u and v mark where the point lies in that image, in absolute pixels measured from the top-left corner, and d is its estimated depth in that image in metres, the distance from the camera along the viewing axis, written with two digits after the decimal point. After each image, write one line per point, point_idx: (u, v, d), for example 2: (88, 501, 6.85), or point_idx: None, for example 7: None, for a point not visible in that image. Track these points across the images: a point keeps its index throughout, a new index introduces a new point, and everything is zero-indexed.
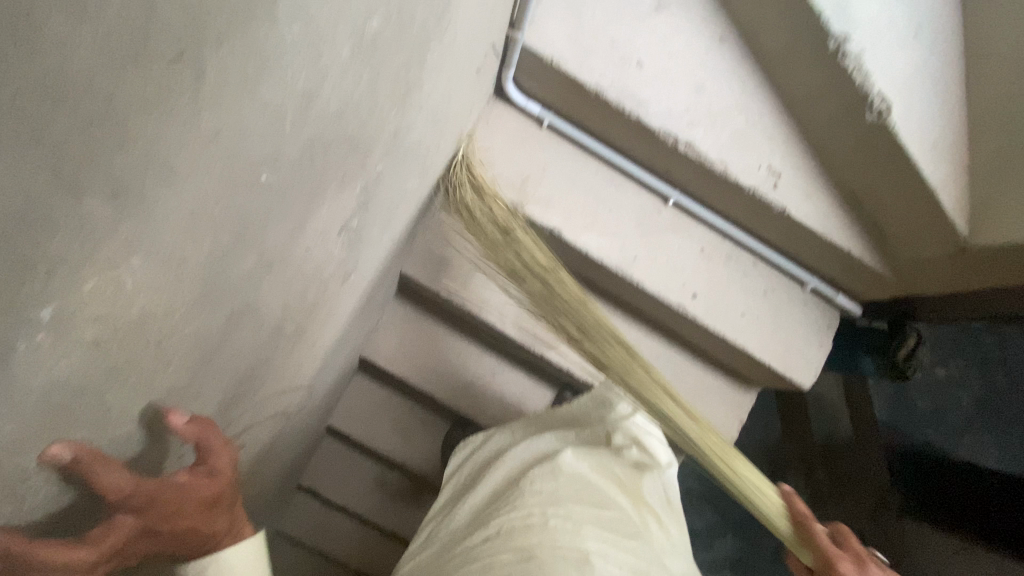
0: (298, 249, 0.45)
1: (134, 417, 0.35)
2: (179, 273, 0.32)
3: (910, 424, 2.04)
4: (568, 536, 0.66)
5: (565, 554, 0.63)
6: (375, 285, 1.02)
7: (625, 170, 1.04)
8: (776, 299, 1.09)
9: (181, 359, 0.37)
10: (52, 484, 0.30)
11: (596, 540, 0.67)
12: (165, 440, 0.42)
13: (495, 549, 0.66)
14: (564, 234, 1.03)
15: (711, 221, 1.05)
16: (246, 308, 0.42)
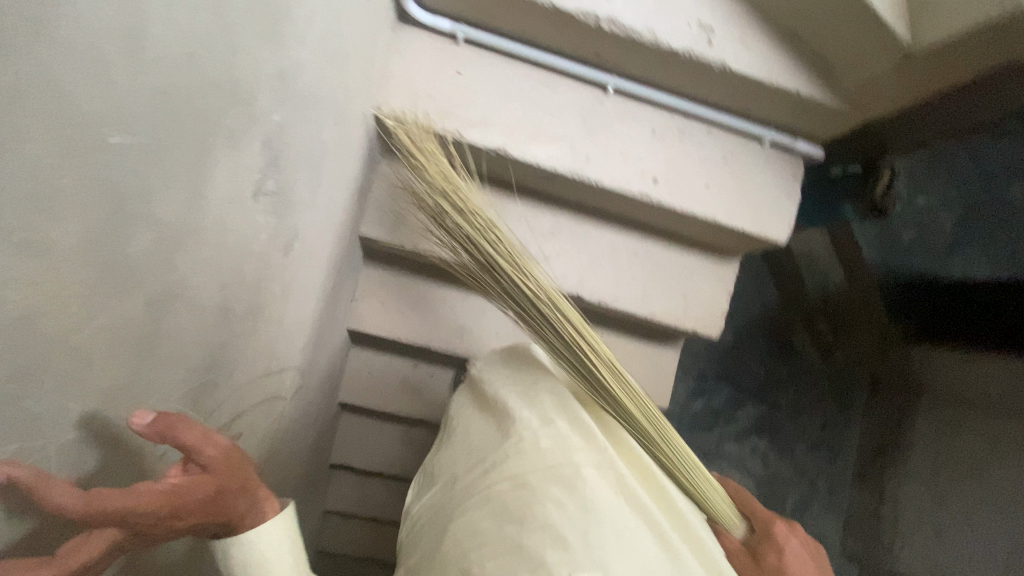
0: (204, 219, 0.44)
1: (74, 422, 0.37)
2: (54, 258, 0.31)
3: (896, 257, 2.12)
4: (556, 456, 0.64)
5: (557, 474, 0.62)
6: (338, 254, 1.00)
7: (555, 67, 0.98)
8: (738, 163, 1.06)
9: (105, 349, 0.37)
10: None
11: (586, 456, 0.65)
12: (129, 439, 0.43)
13: (486, 478, 0.66)
14: (510, 150, 0.99)
15: (657, 100, 1.01)
16: (164, 289, 0.41)
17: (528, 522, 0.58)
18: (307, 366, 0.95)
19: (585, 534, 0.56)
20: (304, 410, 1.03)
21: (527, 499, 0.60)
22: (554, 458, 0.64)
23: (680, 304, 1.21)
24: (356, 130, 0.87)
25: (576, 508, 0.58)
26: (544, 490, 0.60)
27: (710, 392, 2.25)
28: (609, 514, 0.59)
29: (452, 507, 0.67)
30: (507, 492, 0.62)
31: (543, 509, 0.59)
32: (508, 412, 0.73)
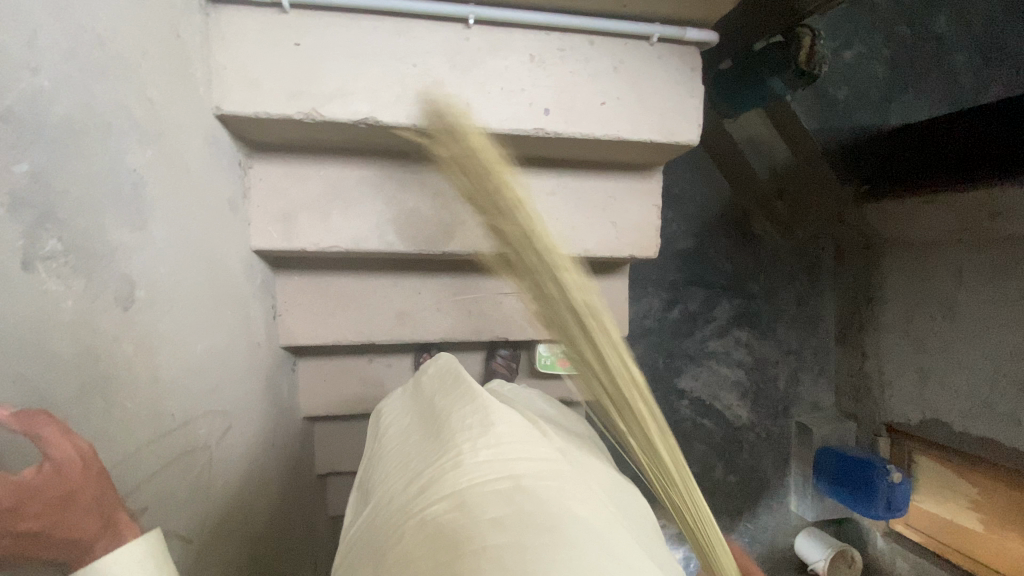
0: None
1: None
2: None
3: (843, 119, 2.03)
4: (498, 468, 0.66)
5: (495, 487, 0.63)
6: (231, 275, 0.91)
7: (403, 11, 0.87)
8: (630, 69, 0.98)
9: None
10: None
11: (528, 463, 0.66)
12: None
13: (425, 498, 0.66)
14: (380, 117, 0.89)
15: (526, 20, 0.91)
16: None
17: (466, 547, 0.57)
18: (233, 401, 0.89)
19: (521, 547, 0.56)
20: (252, 442, 0.99)
21: (465, 519, 0.60)
22: (491, 473, 0.65)
23: (612, 231, 1.15)
24: (193, 139, 0.77)
25: (512, 523, 0.59)
26: (481, 508, 0.61)
27: (687, 298, 2.19)
28: (546, 522, 0.59)
29: (390, 532, 0.66)
30: (446, 513, 0.62)
31: (479, 528, 0.59)
32: (450, 428, 0.74)
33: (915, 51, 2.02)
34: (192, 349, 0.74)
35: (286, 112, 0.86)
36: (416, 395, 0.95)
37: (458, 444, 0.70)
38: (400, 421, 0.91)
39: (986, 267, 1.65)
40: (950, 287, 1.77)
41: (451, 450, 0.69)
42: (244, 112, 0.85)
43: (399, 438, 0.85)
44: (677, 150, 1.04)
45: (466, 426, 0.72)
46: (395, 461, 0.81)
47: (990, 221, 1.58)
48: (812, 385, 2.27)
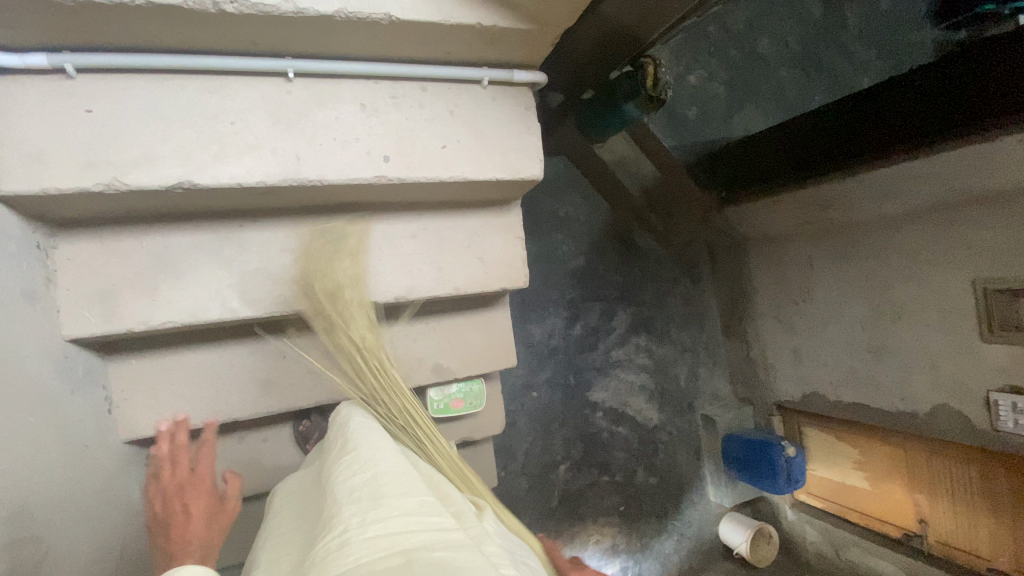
0: None
1: None
2: None
3: (694, 135, 2.25)
4: (385, 541, 0.58)
5: (380, 562, 0.55)
6: (31, 375, 0.78)
7: (211, 68, 0.82)
8: (465, 112, 1.00)
9: None
10: None
11: (419, 534, 0.59)
12: None
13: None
14: (198, 180, 0.82)
15: (350, 71, 0.90)
16: None
17: None
18: (48, 525, 0.76)
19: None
20: (86, 565, 0.84)
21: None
22: (380, 546, 0.57)
23: (478, 266, 1.16)
24: None
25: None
26: None
27: (581, 316, 2.23)
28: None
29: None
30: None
31: None
32: (338, 507, 0.66)
33: (749, 71, 2.23)
34: None
35: (81, 185, 0.77)
36: (311, 490, 0.87)
37: (345, 522, 0.62)
38: (294, 519, 0.82)
39: (830, 252, 1.89)
40: (806, 272, 1.99)
41: (337, 530, 0.61)
42: (27, 190, 0.75)
43: (290, 539, 0.76)
44: (525, 184, 1.08)
45: (357, 504, 0.65)
46: (279, 564, 0.70)
47: (828, 210, 1.79)
48: (707, 379, 2.41)
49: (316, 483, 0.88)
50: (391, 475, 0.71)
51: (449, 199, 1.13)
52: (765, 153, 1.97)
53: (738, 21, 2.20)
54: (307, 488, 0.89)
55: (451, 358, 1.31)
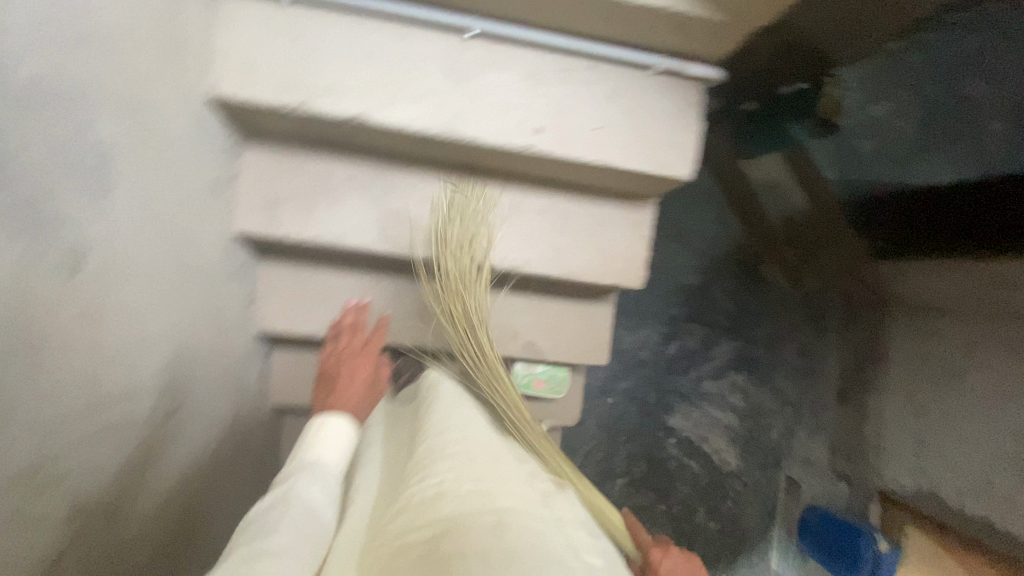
0: None
1: None
2: None
3: (862, 172, 2.00)
4: (482, 498, 0.60)
5: (478, 517, 0.56)
6: (205, 257, 0.91)
7: (404, 16, 0.88)
8: (628, 98, 0.97)
9: None
10: None
11: (513, 500, 0.61)
12: None
13: (403, 527, 0.59)
14: (370, 117, 0.89)
15: (527, 38, 0.91)
16: None
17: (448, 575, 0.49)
18: (189, 383, 0.89)
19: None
20: (205, 430, 0.97)
21: (447, 548, 0.52)
22: (479, 505, 0.58)
23: (599, 257, 1.14)
24: (177, 117, 0.77)
25: (503, 556, 0.51)
26: (464, 534, 0.54)
27: (681, 336, 2.12)
28: (537, 559, 0.52)
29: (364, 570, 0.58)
30: (425, 543, 0.54)
31: (462, 559, 0.51)
32: (430, 460, 0.68)
33: (968, 103, 1.75)
34: (145, 323, 0.74)
35: (278, 103, 0.87)
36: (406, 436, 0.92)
37: (440, 475, 0.64)
38: (388, 459, 0.87)
39: (989, 330, 1.54)
40: (948, 353, 1.67)
41: (431, 480, 0.64)
42: (238, 98, 0.86)
43: (384, 481, 0.81)
44: (669, 184, 1.03)
45: (450, 459, 0.68)
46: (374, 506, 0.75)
47: (1000, 291, 1.46)
48: (804, 441, 2.17)
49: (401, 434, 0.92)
50: (480, 441, 0.73)
51: (587, 184, 1.12)
52: (938, 206, 1.68)
53: (998, 34, 1.66)
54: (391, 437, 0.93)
55: (545, 340, 1.31)
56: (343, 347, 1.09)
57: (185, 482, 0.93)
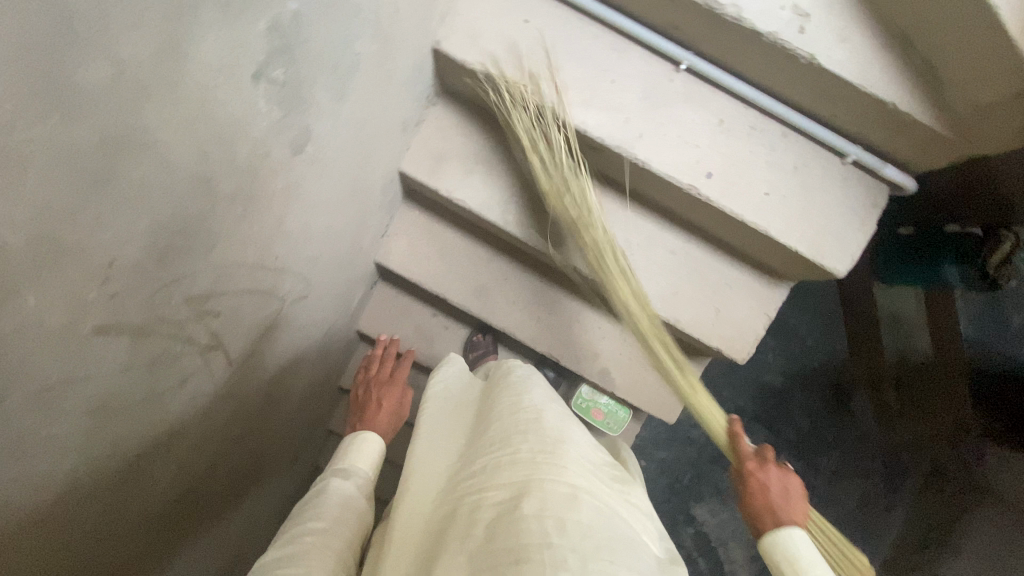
0: (210, 100, 0.47)
1: (53, 274, 0.41)
2: (68, 116, 0.35)
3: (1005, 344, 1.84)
4: (556, 469, 0.63)
5: (554, 488, 0.60)
6: (373, 182, 1.01)
7: (628, 32, 0.93)
8: (808, 176, 0.95)
9: (102, 209, 0.42)
10: (31, 296, 0.40)
11: (585, 478, 0.64)
12: (106, 298, 0.47)
13: (481, 484, 0.63)
14: (560, 111, 0.94)
15: (733, 87, 0.92)
16: (151, 153, 0.44)
17: (524, 535, 0.53)
18: (317, 282, 0.98)
19: (583, 555, 0.53)
20: (307, 327, 1.06)
21: (523, 509, 0.56)
22: (553, 474, 0.61)
23: (711, 317, 1.11)
24: (408, 56, 0.86)
25: (576, 530, 0.55)
26: (541, 502, 0.57)
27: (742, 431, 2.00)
28: (606, 538, 0.56)
29: (434, 526, 0.63)
30: (501, 505, 0.59)
31: (540, 526, 0.54)
32: (507, 428, 0.72)
33: None
34: (316, 216, 0.83)
35: (487, 71, 0.94)
36: (483, 392, 0.95)
37: (517, 442, 0.67)
38: (458, 409, 0.90)
39: None
40: None
41: (510, 446, 0.67)
42: (456, 57, 0.94)
43: (452, 425, 0.84)
44: (817, 272, 0.99)
45: (523, 429, 0.71)
46: (444, 441, 0.78)
47: None
48: None
49: (475, 393, 0.97)
50: (554, 417, 0.76)
51: (727, 243, 1.10)
52: None
53: None
54: (462, 390, 0.97)
55: (620, 375, 1.30)
56: (373, 379, 1.12)
57: (278, 366, 1.01)
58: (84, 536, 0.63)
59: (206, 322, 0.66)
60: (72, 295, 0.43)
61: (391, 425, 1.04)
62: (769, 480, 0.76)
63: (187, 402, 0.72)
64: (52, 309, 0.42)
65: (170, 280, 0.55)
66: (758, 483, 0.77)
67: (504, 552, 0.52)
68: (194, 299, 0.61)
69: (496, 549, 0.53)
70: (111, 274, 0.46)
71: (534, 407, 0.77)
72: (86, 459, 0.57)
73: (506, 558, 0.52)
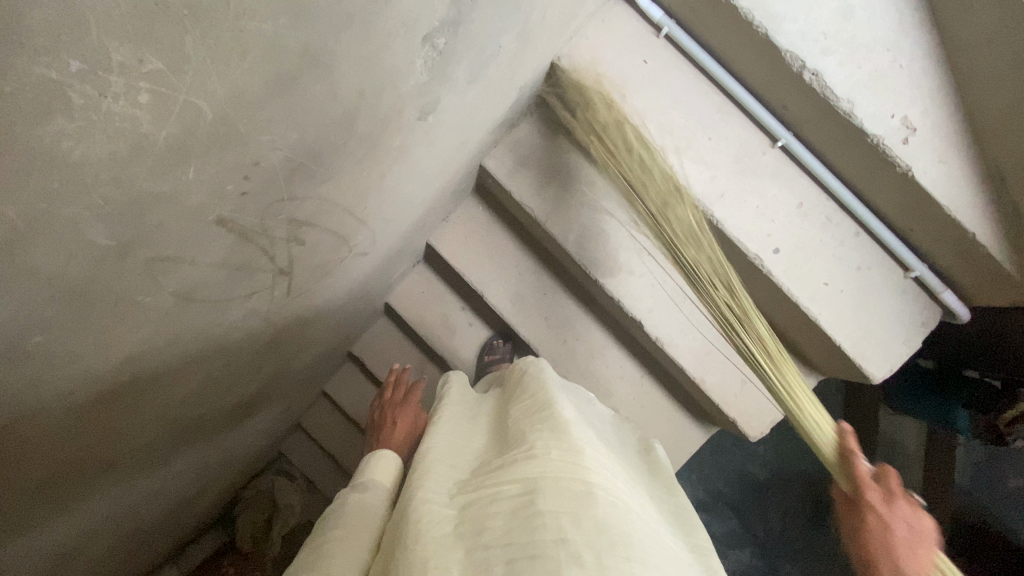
0: (382, 44, 0.50)
1: (211, 160, 0.43)
2: (289, 21, 0.39)
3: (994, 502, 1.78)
4: (572, 468, 0.61)
5: (571, 486, 0.59)
6: (457, 168, 1.04)
7: (736, 98, 0.96)
8: (869, 278, 0.99)
9: (272, 113, 0.45)
10: (191, 172, 0.42)
11: (601, 479, 0.62)
12: (235, 195, 0.49)
13: (496, 479, 0.61)
14: (653, 152, 0.96)
15: (822, 176, 0.96)
16: (325, 76, 0.47)
17: (540, 530, 0.51)
18: (380, 244, 1.00)
19: (598, 552, 0.50)
20: (353, 285, 1.08)
21: (539, 505, 0.55)
22: (567, 473, 0.60)
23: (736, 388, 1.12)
24: (532, 62, 0.90)
25: (592, 527, 0.53)
26: (554, 499, 0.56)
27: (714, 513, 1.98)
28: (621, 536, 0.53)
29: (449, 515, 0.59)
30: (516, 499, 0.57)
31: (555, 522, 0.53)
32: (522, 432, 0.71)
33: None
34: (406, 181, 0.86)
35: (595, 96, 0.96)
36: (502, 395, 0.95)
37: (531, 443, 0.66)
38: (471, 412, 0.89)
39: None
40: None
41: (523, 447, 0.66)
42: (570, 75, 0.97)
43: (464, 425, 0.82)
44: (854, 372, 1.01)
45: (539, 432, 0.70)
46: (458, 441, 0.76)
47: None
48: None
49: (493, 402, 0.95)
50: (571, 419, 0.75)
51: (772, 321, 1.12)
52: None
53: None
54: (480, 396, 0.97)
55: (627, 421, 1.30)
56: (386, 401, 1.09)
57: (315, 313, 1.03)
58: (112, 415, 0.63)
59: (289, 247, 0.68)
60: (217, 181, 0.46)
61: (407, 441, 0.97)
62: (892, 518, 0.61)
63: (240, 318, 0.73)
64: (197, 187, 0.44)
65: (285, 196, 0.57)
66: (880, 522, 0.61)
67: (518, 547, 0.50)
68: (291, 222, 0.63)
69: (510, 545, 0.51)
70: (253, 172, 0.49)
71: (550, 407, 0.76)
72: (148, 341, 0.57)
73: (520, 553, 0.50)
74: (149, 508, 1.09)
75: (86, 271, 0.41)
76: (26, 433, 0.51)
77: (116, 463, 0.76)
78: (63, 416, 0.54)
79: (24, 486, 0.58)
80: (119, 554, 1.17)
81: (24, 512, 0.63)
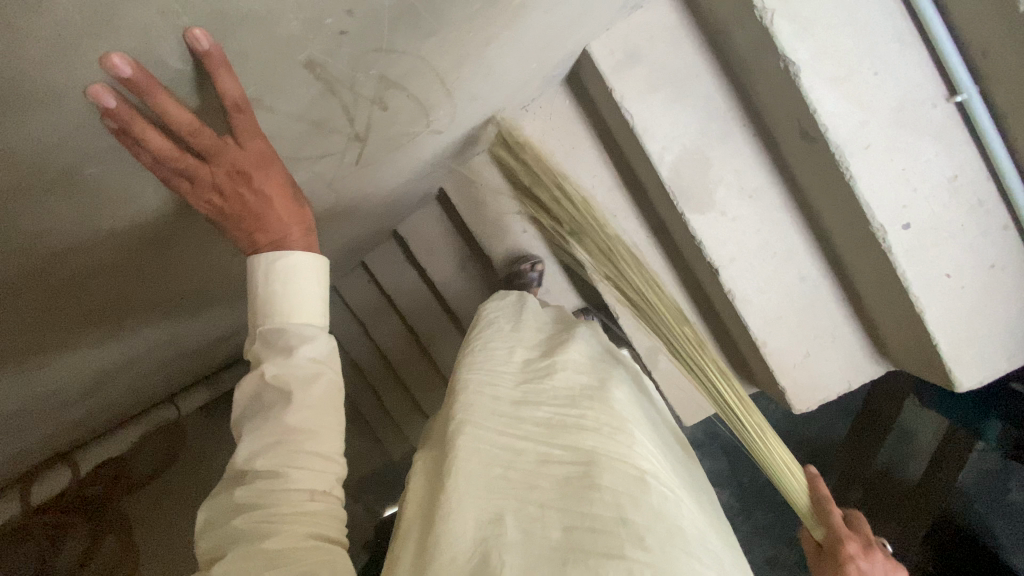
0: None
1: None
2: None
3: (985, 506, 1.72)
4: (626, 450, 0.65)
5: (624, 467, 0.62)
6: (557, 51, 0.88)
7: (929, 28, 0.76)
8: (998, 280, 0.86)
9: None
10: None
11: (651, 462, 0.66)
12: (331, 36, 0.39)
13: (550, 445, 0.65)
14: (801, 76, 0.78)
15: (995, 150, 0.79)
16: None
17: (597, 505, 0.56)
18: (455, 124, 0.88)
19: (658, 536, 0.54)
20: (417, 165, 0.98)
21: (598, 479, 0.59)
22: (620, 454, 0.64)
23: (796, 358, 1.04)
24: None
25: (647, 508, 0.57)
26: (609, 476, 0.60)
27: (708, 453, 2.03)
28: (676, 527, 0.57)
29: (499, 458, 0.63)
30: (570, 469, 0.62)
31: (611, 499, 0.57)
32: (572, 396, 0.73)
33: None
34: (506, 54, 0.72)
35: None
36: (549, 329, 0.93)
37: (583, 413, 0.69)
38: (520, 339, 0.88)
39: None
40: None
41: (575, 414, 0.69)
42: None
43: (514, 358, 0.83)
44: (938, 374, 0.93)
45: (589, 401, 0.72)
46: (507, 376, 0.77)
47: None
48: None
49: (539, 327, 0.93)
50: (618, 393, 0.78)
51: (861, 299, 1.01)
52: None
53: None
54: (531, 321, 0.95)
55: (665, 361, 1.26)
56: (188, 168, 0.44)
57: (375, 188, 0.95)
58: (162, 259, 0.60)
59: (370, 110, 0.58)
60: (317, 8, 0.36)
61: (287, 222, 0.56)
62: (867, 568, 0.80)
63: (308, 181, 0.67)
64: (293, 9, 0.34)
65: (383, 47, 0.46)
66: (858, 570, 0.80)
67: (579, 516, 0.55)
68: (380, 82, 0.52)
69: (569, 514, 0.56)
70: (357, 5, 0.38)
71: (600, 378, 0.78)
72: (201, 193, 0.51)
73: (581, 522, 0.55)
74: (189, 340, 1.13)
75: (50, 98, 0.32)
76: (74, 266, 0.48)
77: (160, 295, 0.72)
78: (112, 254, 0.51)
79: (74, 310, 0.57)
80: (158, 370, 1.21)
81: (69, 333, 0.63)
